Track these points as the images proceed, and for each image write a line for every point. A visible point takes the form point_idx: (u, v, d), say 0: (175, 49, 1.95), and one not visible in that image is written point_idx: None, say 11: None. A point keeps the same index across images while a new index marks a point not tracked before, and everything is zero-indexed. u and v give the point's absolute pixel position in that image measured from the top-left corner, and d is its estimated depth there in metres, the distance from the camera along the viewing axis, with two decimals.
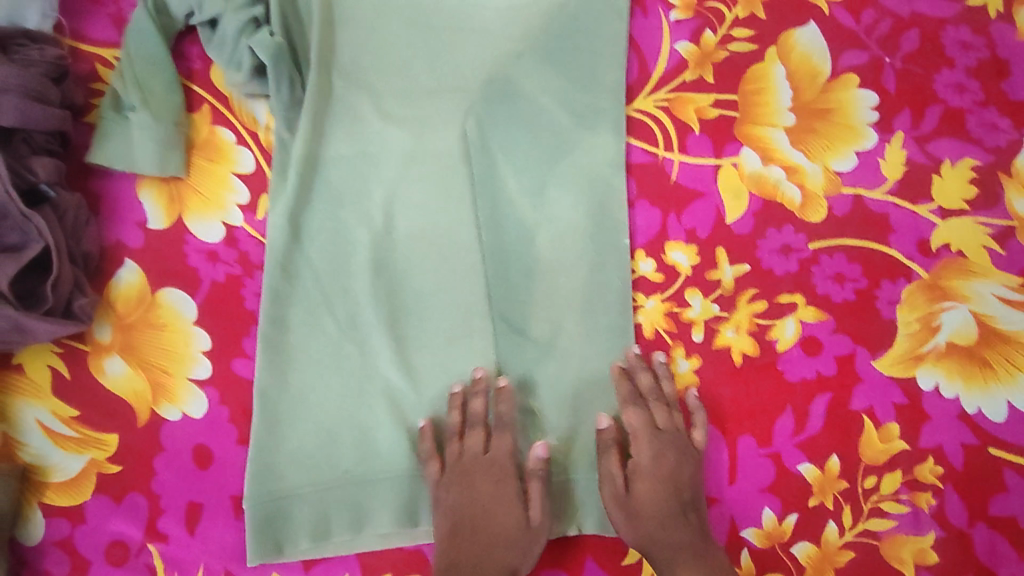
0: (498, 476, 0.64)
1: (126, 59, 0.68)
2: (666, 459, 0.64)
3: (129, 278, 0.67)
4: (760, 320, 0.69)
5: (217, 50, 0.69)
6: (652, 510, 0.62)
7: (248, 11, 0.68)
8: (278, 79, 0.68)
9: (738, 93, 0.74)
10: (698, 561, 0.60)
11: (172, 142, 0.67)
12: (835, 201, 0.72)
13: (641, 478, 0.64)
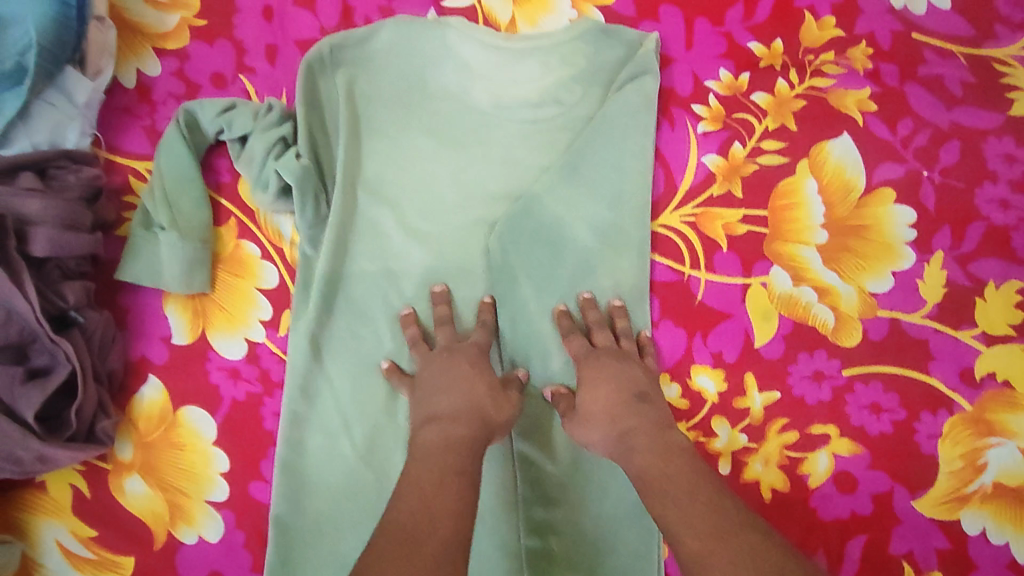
0: (446, 355, 0.64)
1: (158, 176, 0.69)
2: (605, 361, 0.64)
3: (152, 395, 0.67)
4: (789, 453, 0.66)
5: (246, 166, 0.69)
6: (610, 404, 0.61)
7: (277, 132, 0.69)
8: (304, 198, 0.68)
9: (768, 209, 0.72)
10: (654, 434, 0.58)
11: (198, 260, 0.68)
12: (871, 324, 0.69)
13: (590, 385, 0.63)
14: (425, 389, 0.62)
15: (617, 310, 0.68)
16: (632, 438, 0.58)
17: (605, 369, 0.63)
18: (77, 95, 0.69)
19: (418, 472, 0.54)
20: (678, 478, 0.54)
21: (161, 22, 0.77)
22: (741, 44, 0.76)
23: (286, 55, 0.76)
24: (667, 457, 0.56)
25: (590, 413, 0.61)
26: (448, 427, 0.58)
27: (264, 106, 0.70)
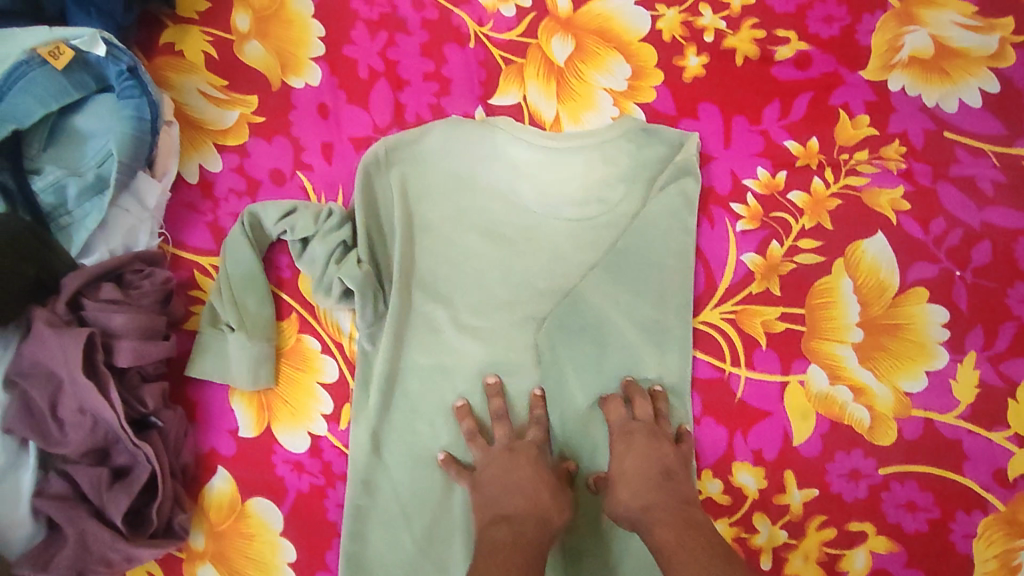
0: (507, 453, 0.68)
1: (224, 275, 0.72)
2: (635, 438, 0.68)
3: (221, 485, 0.70)
4: (828, 548, 0.69)
5: (308, 266, 0.73)
6: (642, 481, 0.65)
7: (338, 236, 0.72)
8: (364, 299, 0.71)
9: (806, 307, 0.75)
10: (675, 514, 0.62)
11: (264, 357, 0.71)
12: (906, 423, 0.71)
13: (623, 458, 0.67)
14: (488, 488, 0.66)
15: (659, 396, 0.71)
16: (653, 516, 0.62)
17: (636, 449, 0.67)
18: (148, 199, 0.72)
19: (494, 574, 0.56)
20: (695, 555, 0.58)
21: (220, 118, 0.80)
22: (778, 142, 0.79)
23: (341, 152, 0.79)
24: (685, 534, 0.60)
25: (623, 495, 0.65)
26: (517, 530, 0.61)
27: (325, 209, 0.73)
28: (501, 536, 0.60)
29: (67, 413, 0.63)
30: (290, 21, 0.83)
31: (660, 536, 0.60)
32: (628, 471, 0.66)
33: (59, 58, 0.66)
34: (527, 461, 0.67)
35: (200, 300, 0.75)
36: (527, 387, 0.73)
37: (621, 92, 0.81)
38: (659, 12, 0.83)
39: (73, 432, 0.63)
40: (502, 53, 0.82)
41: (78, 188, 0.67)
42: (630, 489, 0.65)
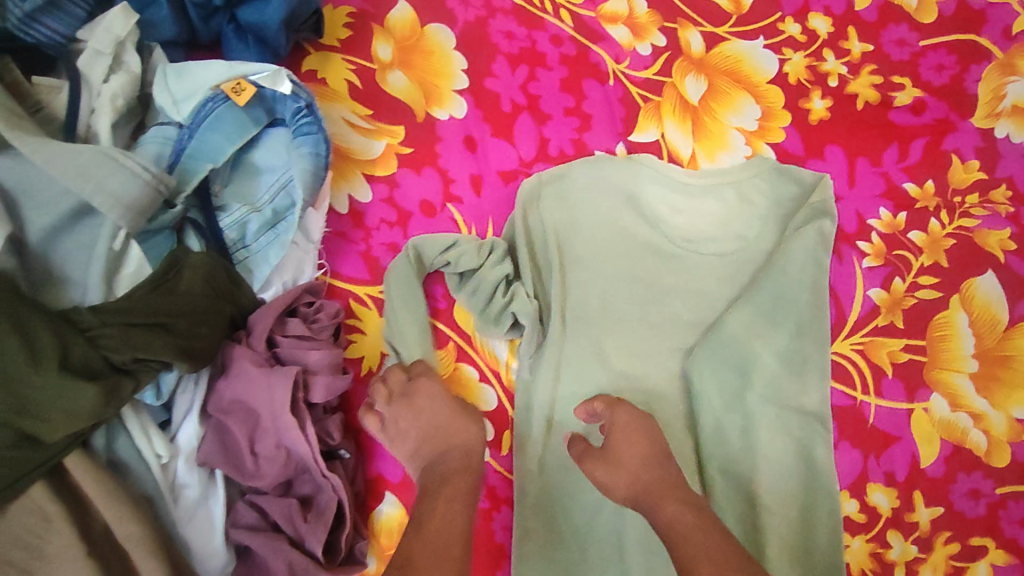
0: (407, 401, 0.69)
1: (392, 308, 0.74)
2: (638, 428, 0.67)
3: (390, 510, 0.72)
4: (954, 562, 0.75)
5: (469, 297, 0.75)
6: (642, 462, 0.64)
7: (502, 270, 0.75)
8: (531, 334, 0.75)
9: (926, 339, 0.81)
10: (680, 498, 0.61)
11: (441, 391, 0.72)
12: (1018, 447, 0.78)
13: (619, 433, 0.67)
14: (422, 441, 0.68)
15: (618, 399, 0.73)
16: (662, 499, 0.61)
17: (624, 427, 0.67)
18: (314, 233, 0.73)
19: (452, 525, 0.60)
20: (708, 541, 0.56)
21: (368, 148, 0.82)
22: (897, 184, 0.86)
23: (490, 185, 0.82)
24: (700, 515, 0.58)
25: (615, 479, 0.65)
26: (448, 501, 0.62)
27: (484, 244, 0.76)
28: (442, 509, 0.61)
29: (263, 447, 0.64)
30: (432, 52, 0.85)
31: (673, 527, 0.58)
32: (621, 456, 0.65)
33: (240, 94, 0.67)
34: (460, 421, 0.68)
35: (358, 329, 0.76)
36: (677, 415, 0.78)
37: (752, 132, 0.86)
38: (786, 55, 0.89)
39: (267, 465, 0.64)
40: (639, 91, 0.86)
41: (258, 224, 0.68)
42: (645, 476, 0.63)
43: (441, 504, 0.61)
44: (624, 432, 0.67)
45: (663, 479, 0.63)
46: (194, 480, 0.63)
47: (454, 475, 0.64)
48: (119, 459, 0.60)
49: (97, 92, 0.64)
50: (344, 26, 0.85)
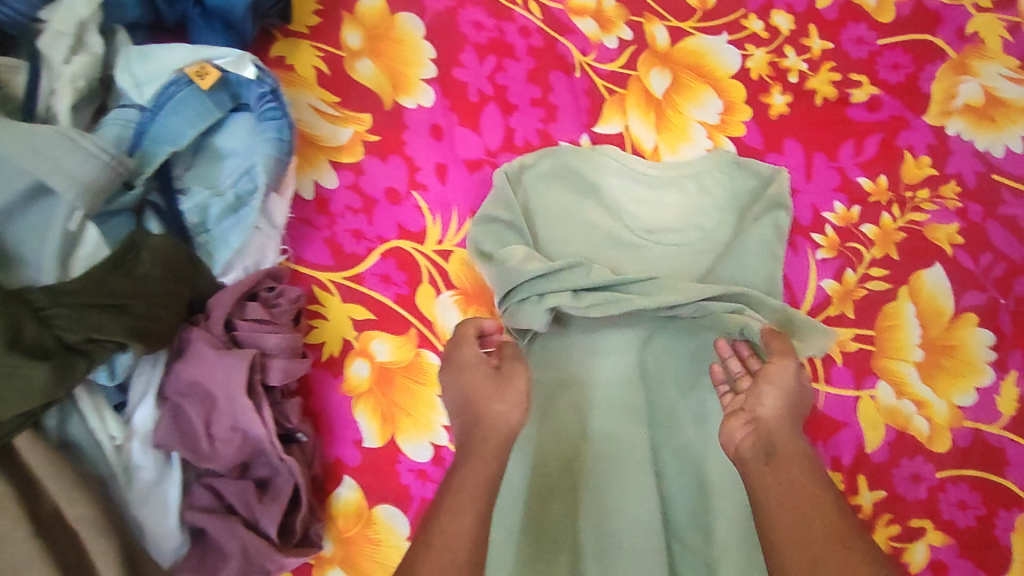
0: (455, 371, 0.69)
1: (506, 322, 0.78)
2: (771, 384, 0.68)
3: (348, 494, 0.74)
4: (893, 542, 0.78)
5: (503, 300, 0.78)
6: (779, 408, 0.67)
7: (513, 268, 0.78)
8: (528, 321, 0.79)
9: (875, 328, 0.84)
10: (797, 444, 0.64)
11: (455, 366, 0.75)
12: (958, 433, 0.82)
13: (770, 385, 0.68)
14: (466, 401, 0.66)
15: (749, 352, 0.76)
16: (783, 462, 0.63)
17: (777, 376, 0.68)
18: (277, 217, 0.74)
19: (458, 539, 0.55)
20: (814, 517, 0.58)
21: (335, 136, 0.82)
22: (852, 179, 0.89)
23: (455, 173, 0.83)
24: (801, 479, 0.61)
25: (766, 407, 0.67)
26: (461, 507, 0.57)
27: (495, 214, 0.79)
28: (472, 478, 0.59)
29: (219, 430, 0.64)
30: (400, 40, 0.86)
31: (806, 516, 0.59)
32: (778, 379, 0.68)
33: (204, 78, 0.66)
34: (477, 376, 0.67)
35: (319, 315, 0.77)
36: (637, 402, 0.79)
37: (713, 126, 0.88)
38: (749, 51, 0.91)
39: (223, 447, 0.65)
40: (605, 83, 0.88)
41: (221, 208, 0.69)
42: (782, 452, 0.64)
43: (445, 508, 0.57)
44: (777, 380, 0.68)
45: (788, 434, 0.65)
46: (149, 461, 0.64)
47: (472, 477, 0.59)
48: (73, 439, 0.61)
49: (57, 73, 0.64)
50: (312, 12, 0.85)
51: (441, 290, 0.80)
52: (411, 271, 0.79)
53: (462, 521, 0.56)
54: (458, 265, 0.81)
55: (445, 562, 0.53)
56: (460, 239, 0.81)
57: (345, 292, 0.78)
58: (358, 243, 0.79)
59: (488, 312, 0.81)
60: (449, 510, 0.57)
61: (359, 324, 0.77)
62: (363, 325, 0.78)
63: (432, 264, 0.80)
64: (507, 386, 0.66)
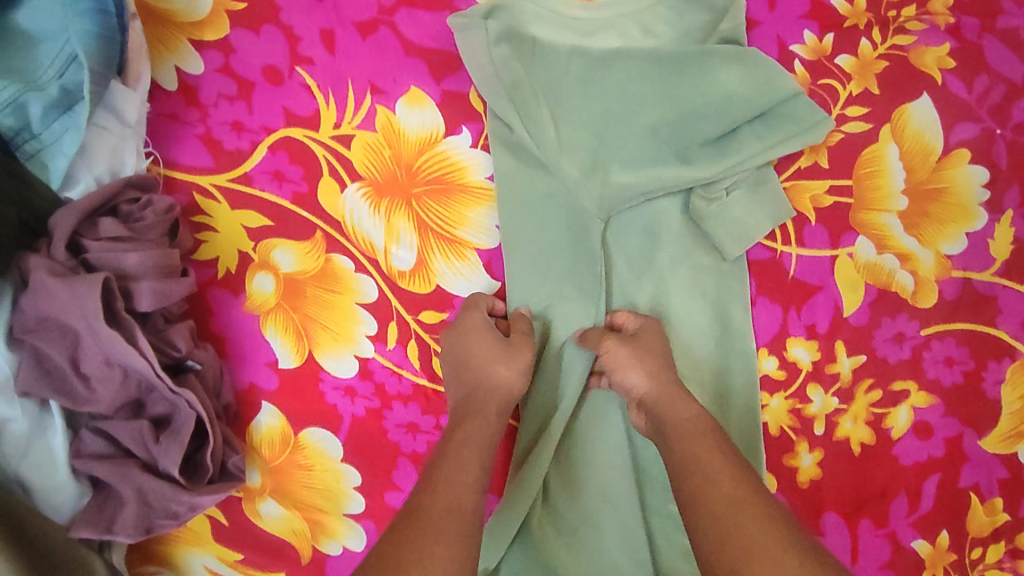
0: (457, 333, 0.66)
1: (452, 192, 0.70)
2: (637, 364, 0.63)
3: (269, 421, 0.67)
4: (875, 408, 0.72)
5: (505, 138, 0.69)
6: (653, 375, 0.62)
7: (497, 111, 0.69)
8: (504, 176, 0.69)
9: (853, 178, 0.74)
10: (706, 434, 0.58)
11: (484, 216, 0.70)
12: (946, 284, 0.74)
13: (624, 365, 0.63)
14: (458, 331, 0.66)
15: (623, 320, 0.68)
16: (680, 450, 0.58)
17: (626, 360, 0.63)
18: (128, 114, 0.61)
19: (468, 465, 0.58)
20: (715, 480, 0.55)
21: (193, 7, 0.67)
22: (825, 1, 0.74)
23: (346, 40, 0.68)
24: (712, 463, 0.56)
25: (638, 388, 0.63)
26: (481, 420, 0.61)
27: (489, 300, 0.68)
28: (456, 475, 0.56)
29: (92, 367, 0.56)
30: None
31: (672, 438, 0.59)
32: (646, 345, 0.64)
33: None
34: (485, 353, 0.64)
35: (207, 227, 0.68)
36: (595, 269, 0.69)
37: None
38: None
39: (102, 386, 0.57)
40: None
41: (42, 105, 0.55)
42: (664, 411, 0.60)
43: (452, 450, 0.59)
44: (621, 361, 0.64)
45: (672, 399, 0.61)
46: (18, 413, 0.56)
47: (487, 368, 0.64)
48: None
49: None
50: None
51: (347, 183, 0.69)
52: (308, 165, 0.68)
53: (469, 472, 0.57)
54: (363, 151, 0.69)
55: (450, 501, 0.54)
56: (360, 121, 0.69)
57: (232, 197, 0.68)
58: (238, 136, 0.68)
59: (405, 202, 0.69)
60: (455, 447, 0.59)
61: (255, 234, 0.68)
62: (260, 233, 0.68)
63: (330, 152, 0.68)
64: (511, 352, 0.64)
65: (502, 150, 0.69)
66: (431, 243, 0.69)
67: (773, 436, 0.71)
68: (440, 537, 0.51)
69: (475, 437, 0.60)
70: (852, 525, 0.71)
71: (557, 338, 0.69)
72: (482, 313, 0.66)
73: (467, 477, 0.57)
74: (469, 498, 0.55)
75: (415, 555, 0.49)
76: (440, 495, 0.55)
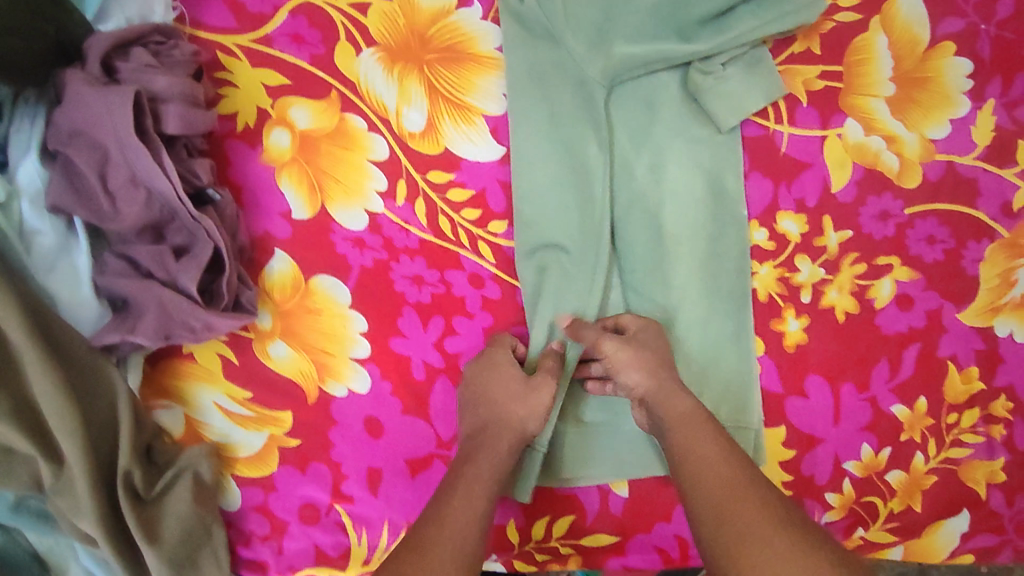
0: (484, 364, 0.68)
1: (463, 59, 0.73)
2: (639, 363, 0.67)
3: (281, 267, 0.70)
4: (859, 281, 0.76)
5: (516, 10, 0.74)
6: (651, 376, 0.66)
7: None
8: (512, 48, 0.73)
9: (844, 64, 0.77)
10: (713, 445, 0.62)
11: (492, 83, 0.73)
12: (930, 167, 0.77)
13: (628, 366, 0.67)
14: (484, 361, 0.68)
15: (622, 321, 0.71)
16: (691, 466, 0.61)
17: (628, 360, 0.67)
18: None
19: (475, 497, 0.60)
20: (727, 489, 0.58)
21: None
22: None
23: None
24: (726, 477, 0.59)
25: (638, 387, 0.67)
26: (491, 453, 0.64)
27: (513, 341, 0.70)
28: (459, 507, 0.59)
29: (117, 184, 0.59)
30: None
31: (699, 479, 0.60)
32: (643, 344, 0.68)
33: None
34: (504, 383, 0.67)
35: (227, 83, 0.71)
36: (592, 142, 0.73)
37: None
38: None
39: (125, 206, 0.59)
40: None
41: None
42: (664, 402, 0.65)
43: (462, 481, 0.61)
44: (624, 361, 0.67)
45: (669, 392, 0.65)
46: (47, 226, 0.59)
47: (499, 399, 0.66)
48: None
49: None
50: None
51: (362, 48, 0.72)
52: (325, 29, 0.72)
53: (476, 503, 0.60)
54: (379, 20, 0.73)
55: (456, 532, 0.57)
56: None
57: (252, 56, 0.71)
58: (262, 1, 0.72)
59: (417, 67, 0.72)
60: (466, 482, 0.61)
61: (272, 91, 0.71)
62: (277, 91, 0.71)
63: (348, 20, 0.72)
64: (531, 393, 0.67)
65: (512, 22, 0.73)
66: (441, 107, 0.72)
67: (761, 303, 0.75)
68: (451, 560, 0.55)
69: (482, 470, 0.62)
70: (834, 389, 0.75)
71: (560, 204, 0.73)
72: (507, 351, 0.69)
73: (474, 507, 0.60)
74: (476, 524, 0.58)
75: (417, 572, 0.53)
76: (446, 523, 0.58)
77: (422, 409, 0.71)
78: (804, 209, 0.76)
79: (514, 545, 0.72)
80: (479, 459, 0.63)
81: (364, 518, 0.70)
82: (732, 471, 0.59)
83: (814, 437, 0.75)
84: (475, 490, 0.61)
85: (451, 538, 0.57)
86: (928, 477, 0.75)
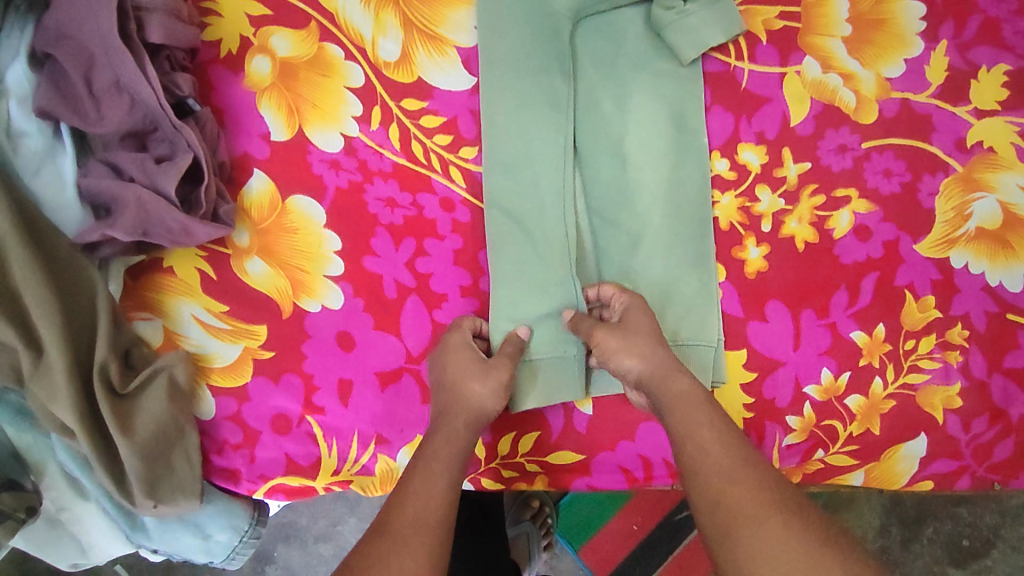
0: (440, 354, 0.69)
1: None
2: (632, 346, 0.66)
3: (259, 186, 0.73)
4: (819, 212, 0.78)
5: None
6: (645, 357, 0.66)
7: None
8: None
9: (802, 5, 0.81)
10: (707, 427, 0.62)
11: (465, 17, 0.78)
12: (885, 103, 0.80)
13: (621, 350, 0.67)
14: (444, 350, 0.69)
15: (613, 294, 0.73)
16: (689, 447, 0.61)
17: (617, 347, 0.67)
18: None
19: (436, 480, 0.62)
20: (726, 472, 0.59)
21: None
22: None
23: None
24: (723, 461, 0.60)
25: (633, 371, 0.67)
26: (449, 432, 0.65)
27: (472, 320, 0.72)
28: (420, 489, 0.61)
29: (102, 88, 0.62)
30: None
31: (701, 464, 0.60)
32: (635, 327, 0.68)
33: None
34: (460, 367, 0.67)
35: (212, 12, 0.75)
36: (558, 75, 0.76)
37: None
38: None
39: (110, 110, 0.63)
40: None
41: None
42: (662, 387, 0.65)
43: (423, 465, 0.63)
44: (614, 348, 0.67)
45: (665, 373, 0.66)
46: (34, 128, 0.63)
47: (457, 378, 0.67)
48: None
49: None
50: None
51: None
52: None
53: (435, 489, 0.61)
54: None
55: (415, 518, 0.59)
56: None
57: None
58: None
59: (395, 1, 0.77)
60: (424, 464, 0.63)
61: (255, 21, 0.75)
62: (260, 21, 0.75)
63: None
64: (488, 372, 0.67)
65: None
66: (416, 39, 0.77)
67: (723, 231, 0.78)
68: (405, 552, 0.56)
69: (442, 452, 0.64)
70: (796, 315, 0.77)
71: (528, 131, 0.76)
72: (465, 334, 0.70)
73: (433, 490, 0.61)
74: (435, 510, 0.60)
75: (378, 565, 0.55)
76: (406, 510, 0.59)
77: (392, 325, 0.73)
78: (764, 141, 0.79)
79: (481, 462, 0.75)
80: (438, 441, 0.64)
81: (334, 429, 0.72)
82: (726, 452, 0.60)
83: (775, 361, 0.76)
84: (435, 473, 0.62)
85: (412, 524, 0.58)
86: (887, 403, 0.76)
